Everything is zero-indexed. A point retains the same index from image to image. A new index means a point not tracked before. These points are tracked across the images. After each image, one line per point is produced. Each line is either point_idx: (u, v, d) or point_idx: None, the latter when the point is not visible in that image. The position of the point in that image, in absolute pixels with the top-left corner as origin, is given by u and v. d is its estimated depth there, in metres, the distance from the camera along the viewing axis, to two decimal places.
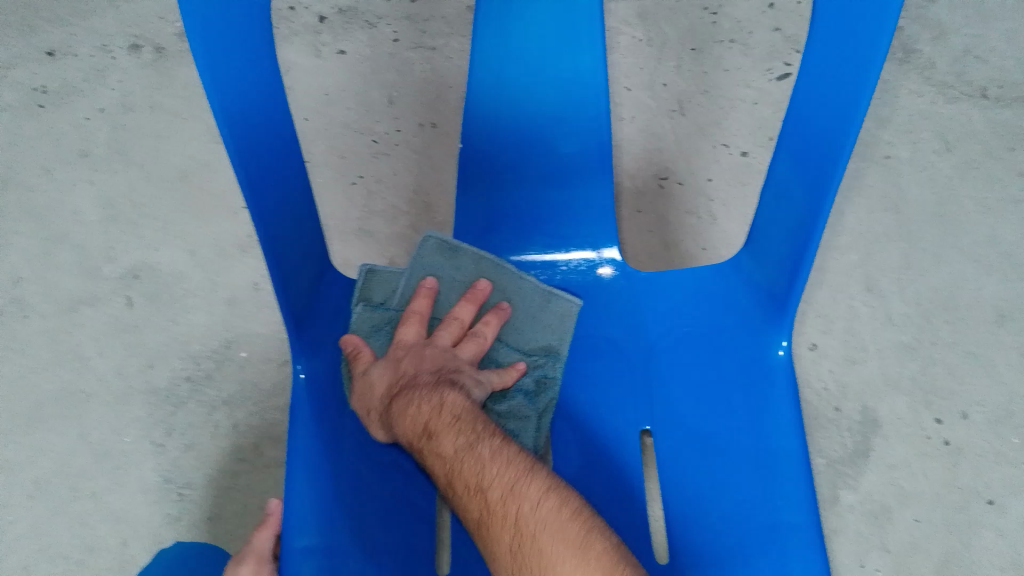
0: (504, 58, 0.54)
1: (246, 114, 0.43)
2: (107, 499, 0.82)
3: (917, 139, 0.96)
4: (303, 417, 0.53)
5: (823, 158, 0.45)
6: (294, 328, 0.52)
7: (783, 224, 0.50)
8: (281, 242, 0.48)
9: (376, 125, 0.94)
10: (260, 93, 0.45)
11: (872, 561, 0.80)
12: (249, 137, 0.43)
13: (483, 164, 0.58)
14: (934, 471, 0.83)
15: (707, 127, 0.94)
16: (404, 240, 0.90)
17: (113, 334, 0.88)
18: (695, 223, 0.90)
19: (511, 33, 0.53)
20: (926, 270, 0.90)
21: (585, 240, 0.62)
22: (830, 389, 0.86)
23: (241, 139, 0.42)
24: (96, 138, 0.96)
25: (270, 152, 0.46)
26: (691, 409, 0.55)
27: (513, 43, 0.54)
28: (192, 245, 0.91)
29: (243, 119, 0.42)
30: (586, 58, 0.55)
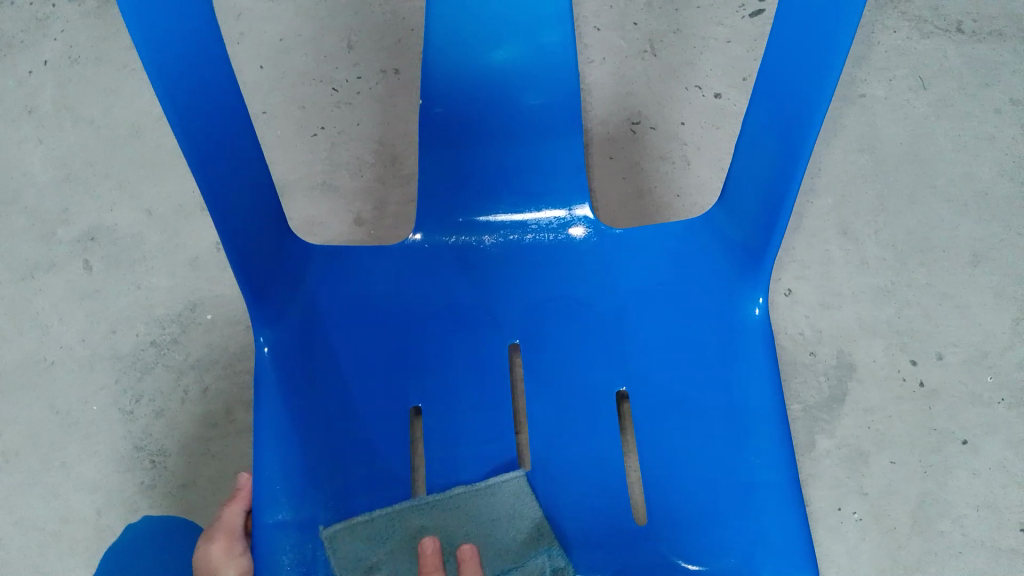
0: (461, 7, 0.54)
1: (191, 73, 0.41)
2: (78, 469, 0.80)
3: (892, 77, 0.93)
4: (268, 389, 0.50)
5: (800, 107, 0.43)
6: (253, 298, 0.48)
7: (758, 177, 0.49)
8: (233, 208, 0.45)
9: (336, 73, 0.91)
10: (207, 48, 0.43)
11: (848, 505, 0.81)
12: (195, 95, 0.41)
13: (447, 121, 0.56)
14: (910, 413, 0.83)
15: (679, 68, 0.91)
16: (371, 196, 0.88)
17: (74, 300, 0.85)
18: (669, 169, 0.88)
19: None
20: (901, 212, 0.89)
21: (556, 198, 0.59)
22: (806, 335, 0.86)
23: (184, 99, 0.40)
24: (41, 94, 0.91)
25: (222, 113, 0.44)
26: (666, 371, 0.53)
27: None
28: (149, 205, 0.88)
29: (187, 78, 0.41)
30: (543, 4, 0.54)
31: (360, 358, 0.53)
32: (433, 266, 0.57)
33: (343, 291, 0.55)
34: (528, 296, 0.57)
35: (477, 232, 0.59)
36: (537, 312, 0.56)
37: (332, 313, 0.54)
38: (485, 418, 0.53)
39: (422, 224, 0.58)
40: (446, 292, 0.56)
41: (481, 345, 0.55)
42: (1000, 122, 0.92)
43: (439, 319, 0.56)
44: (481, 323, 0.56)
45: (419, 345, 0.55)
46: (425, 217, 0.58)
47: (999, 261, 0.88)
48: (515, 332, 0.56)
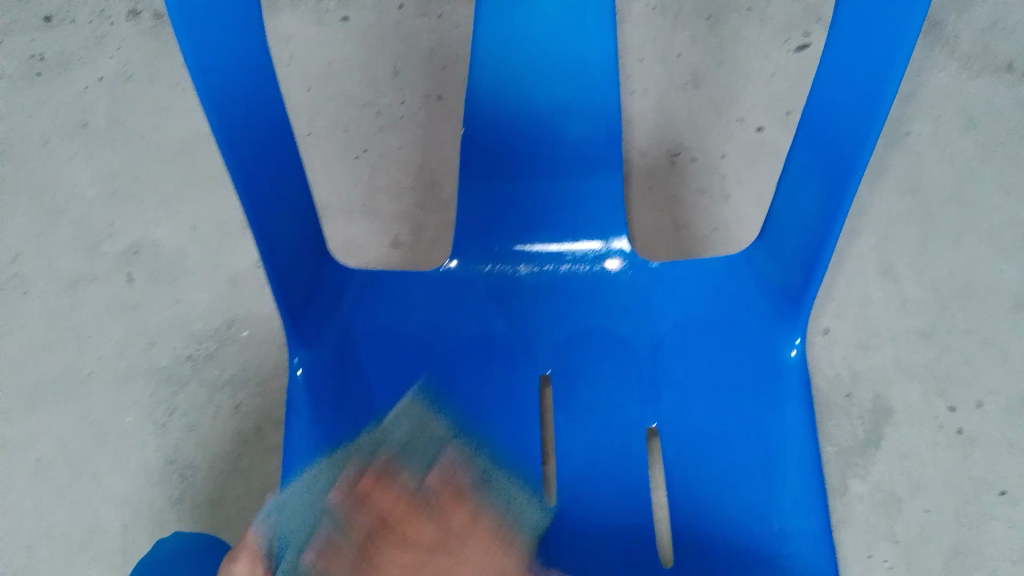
0: (507, 45, 0.54)
1: (240, 104, 0.42)
2: (110, 478, 0.81)
3: (940, 115, 0.92)
4: (298, 416, 0.52)
5: (844, 151, 0.43)
6: (290, 322, 0.50)
7: (797, 219, 0.49)
8: (276, 233, 0.46)
9: (380, 98, 0.93)
10: (256, 80, 0.44)
11: (879, 552, 0.79)
12: (244, 124, 0.42)
13: (490, 152, 0.57)
14: (946, 460, 0.82)
15: (721, 102, 0.91)
16: (409, 220, 0.89)
17: (115, 312, 0.87)
18: (706, 202, 0.88)
19: (515, 21, 0.54)
20: (943, 254, 0.88)
21: (593, 231, 0.60)
22: (842, 376, 0.84)
23: (235, 127, 0.42)
24: (95, 109, 0.94)
25: (270, 141, 0.46)
26: (698, 409, 0.53)
27: (516, 31, 0.54)
28: (193, 222, 0.90)
29: (236, 109, 0.42)
30: (590, 47, 0.54)
31: (394, 382, 0.54)
32: (468, 297, 0.58)
33: (380, 317, 0.56)
34: (562, 329, 0.57)
35: (512, 261, 0.60)
36: (572, 344, 0.57)
37: (366, 339, 0.55)
38: (511, 445, 0.54)
39: (459, 252, 0.59)
40: (482, 321, 0.57)
41: (512, 372, 0.56)
42: None
43: (470, 348, 0.56)
44: (513, 351, 0.57)
45: (453, 372, 0.55)
46: (462, 247, 0.59)
47: None
48: (547, 362, 0.56)
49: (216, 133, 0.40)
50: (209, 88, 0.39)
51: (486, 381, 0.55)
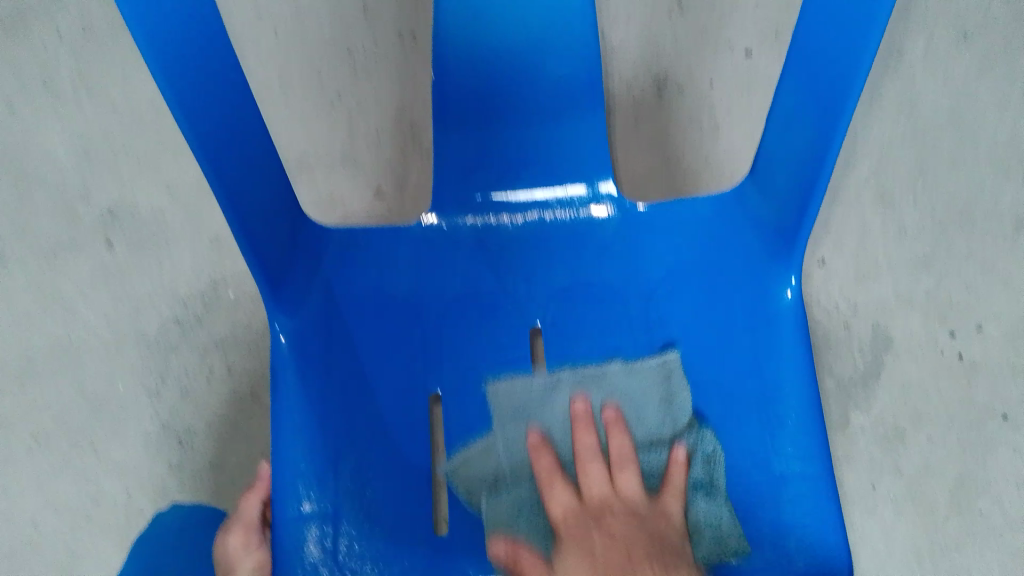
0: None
1: (195, 74, 0.39)
2: (106, 449, 0.80)
3: (933, 34, 0.89)
4: (286, 382, 0.49)
5: (834, 86, 0.41)
6: (268, 287, 0.47)
7: (789, 157, 0.46)
8: (245, 203, 0.43)
9: (352, 40, 0.88)
10: (208, 38, 0.40)
11: (883, 484, 0.78)
12: (203, 92, 0.39)
13: (465, 98, 0.53)
14: (949, 388, 0.81)
15: (710, 28, 0.87)
16: (392, 172, 0.87)
17: (97, 279, 0.85)
18: (698, 136, 0.85)
19: None
20: (941, 178, 0.86)
21: (579, 175, 0.57)
22: (841, 308, 0.83)
23: (192, 97, 0.38)
24: (59, 69, 0.90)
25: (232, 106, 0.42)
26: (692, 357, 0.52)
27: None
28: (170, 182, 0.87)
29: (190, 78, 0.38)
30: None
31: (380, 344, 0.52)
32: (451, 250, 0.55)
33: (361, 276, 0.53)
34: (552, 280, 0.55)
35: (493, 213, 0.57)
36: (562, 296, 0.55)
37: (348, 301, 0.52)
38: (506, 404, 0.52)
39: (439, 208, 0.56)
40: (467, 277, 0.55)
41: (501, 329, 0.54)
42: None
43: (457, 305, 0.54)
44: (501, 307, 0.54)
45: (441, 332, 0.53)
46: (444, 201, 0.56)
47: None
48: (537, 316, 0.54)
49: (172, 109, 0.37)
50: (159, 60, 0.36)
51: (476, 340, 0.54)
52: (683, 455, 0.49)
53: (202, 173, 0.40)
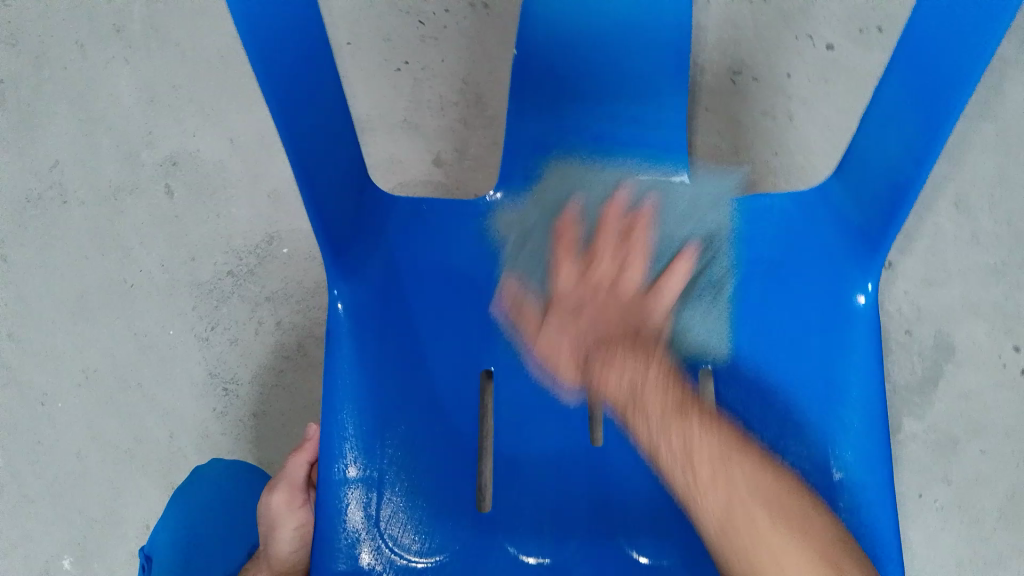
0: None
1: (281, 27, 0.38)
2: (154, 392, 0.82)
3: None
4: (340, 346, 0.49)
5: (942, 99, 0.39)
6: (330, 252, 0.46)
7: (879, 161, 0.44)
8: (317, 169, 0.43)
9: (424, 4, 0.87)
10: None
11: (930, 492, 0.77)
12: (287, 56, 0.39)
13: (544, 71, 0.52)
14: (1007, 403, 0.78)
15: (793, 13, 0.84)
16: (452, 137, 0.86)
17: (155, 224, 0.86)
18: (771, 125, 0.83)
19: None
20: (1022, 185, 0.82)
21: (653, 155, 0.54)
22: (904, 312, 0.80)
23: (277, 63, 0.38)
24: (131, 14, 0.90)
25: (314, 69, 0.42)
26: (756, 352, 0.51)
27: None
28: (232, 134, 0.87)
29: (278, 42, 0.38)
30: None
31: (436, 315, 0.51)
32: (514, 226, 0.54)
33: (422, 245, 0.52)
34: None
35: None
36: None
37: (408, 269, 0.51)
38: None
39: (507, 180, 0.55)
40: None
41: None
42: None
43: None
44: None
45: (496, 307, 0.52)
46: (510, 173, 0.55)
47: None
48: None
49: (258, 75, 0.37)
50: (250, 24, 0.36)
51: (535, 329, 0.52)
52: (692, 249, 0.48)
53: (281, 139, 0.40)
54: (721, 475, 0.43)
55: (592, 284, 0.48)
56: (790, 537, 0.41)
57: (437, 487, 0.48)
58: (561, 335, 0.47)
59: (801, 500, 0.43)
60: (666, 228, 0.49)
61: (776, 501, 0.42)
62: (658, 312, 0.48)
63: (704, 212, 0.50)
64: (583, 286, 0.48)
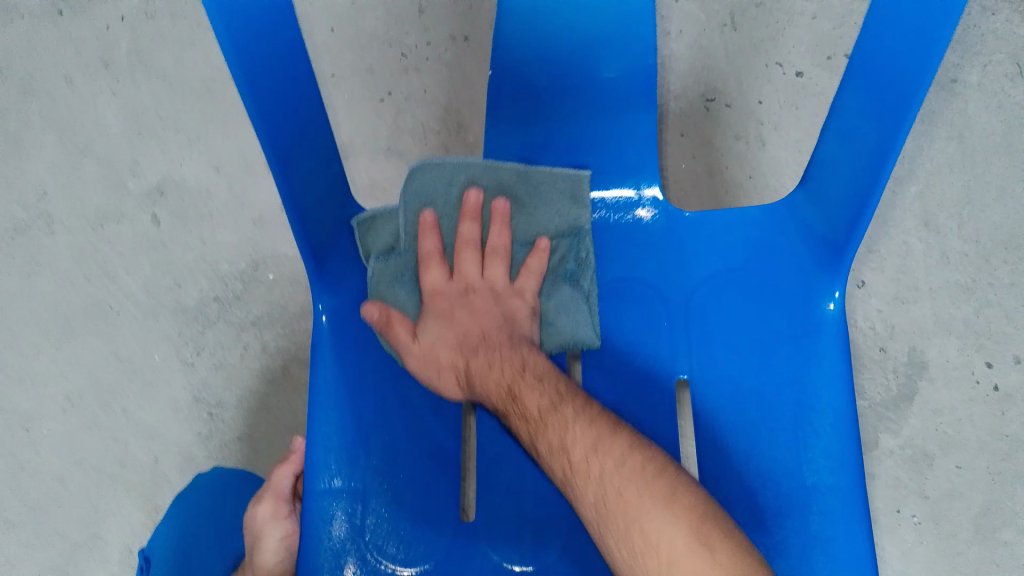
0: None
1: (266, 58, 0.39)
2: (138, 415, 0.83)
3: (988, 62, 0.85)
4: (325, 357, 0.50)
5: (902, 107, 0.40)
6: (315, 267, 0.48)
7: (844, 171, 0.45)
8: (300, 187, 0.44)
9: (406, 37, 0.89)
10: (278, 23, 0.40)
11: (908, 507, 0.80)
12: (275, 79, 0.40)
13: (515, 93, 0.52)
14: (980, 417, 0.80)
15: (761, 44, 0.87)
16: (434, 162, 0.88)
17: (141, 251, 0.87)
18: (743, 149, 0.86)
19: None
20: (988, 206, 0.84)
21: (626, 175, 0.56)
22: (877, 330, 0.83)
23: (262, 86, 0.39)
24: (117, 48, 0.91)
25: (297, 92, 0.43)
26: (728, 359, 0.51)
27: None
28: (216, 161, 0.88)
29: (261, 67, 0.39)
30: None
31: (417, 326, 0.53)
32: None
33: None
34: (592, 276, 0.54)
35: None
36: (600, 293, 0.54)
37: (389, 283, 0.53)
38: None
39: None
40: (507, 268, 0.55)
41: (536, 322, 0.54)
42: None
43: None
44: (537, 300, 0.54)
45: None
46: None
47: None
48: None
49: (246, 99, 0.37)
50: (238, 49, 0.36)
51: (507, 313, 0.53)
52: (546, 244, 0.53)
53: (266, 160, 0.40)
54: (594, 463, 0.44)
55: (460, 282, 0.53)
56: (667, 518, 0.41)
57: (418, 497, 0.49)
58: (434, 335, 0.51)
59: (668, 475, 0.43)
60: (526, 221, 0.53)
61: (644, 475, 0.43)
62: (521, 304, 0.53)
63: (567, 203, 0.53)
64: (446, 290, 0.52)
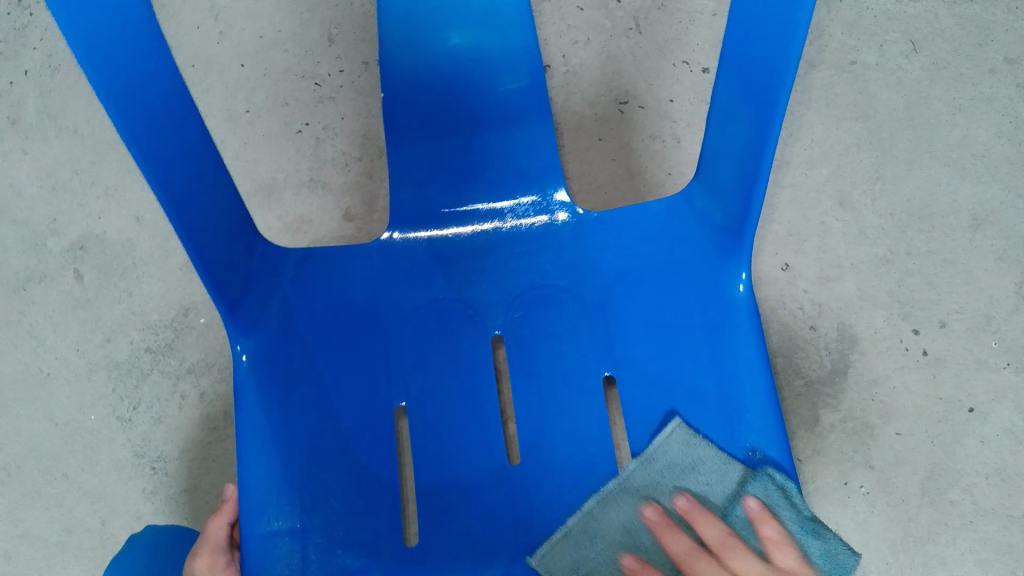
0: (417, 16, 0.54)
1: (148, 104, 0.39)
2: (81, 478, 0.80)
3: (883, 42, 0.93)
4: (249, 400, 0.49)
5: (767, 81, 0.41)
6: (225, 306, 0.47)
7: (730, 154, 0.47)
8: (200, 229, 0.43)
9: (318, 67, 0.91)
10: (157, 75, 0.40)
11: (855, 479, 0.79)
12: (156, 130, 0.40)
13: (413, 113, 0.55)
14: (915, 382, 0.82)
15: (667, 45, 0.90)
16: (360, 191, 0.87)
17: (67, 310, 0.85)
18: (660, 147, 0.87)
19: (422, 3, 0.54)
20: (898, 179, 0.88)
21: (532, 183, 0.57)
22: (806, 309, 0.84)
23: (146, 134, 0.39)
24: (24, 104, 0.92)
25: (185, 139, 0.43)
26: (651, 354, 0.51)
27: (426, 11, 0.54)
28: (138, 211, 0.88)
29: (143, 115, 0.39)
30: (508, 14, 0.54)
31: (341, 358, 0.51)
32: (407, 263, 0.55)
33: (320, 291, 0.53)
34: (511, 286, 0.54)
35: (451, 224, 0.56)
36: (519, 302, 0.54)
37: (306, 318, 0.52)
38: (466, 411, 0.51)
39: (396, 220, 0.56)
40: (425, 288, 0.54)
41: (460, 340, 0.53)
42: (995, 81, 0.91)
43: (417, 317, 0.53)
44: (459, 316, 0.53)
45: (401, 345, 0.52)
46: (400, 214, 0.56)
47: (1000, 224, 0.87)
48: (496, 323, 0.53)
49: (131, 148, 0.38)
50: (117, 105, 0.37)
51: (446, 368, 0.52)
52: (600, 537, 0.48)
53: (157, 207, 0.40)
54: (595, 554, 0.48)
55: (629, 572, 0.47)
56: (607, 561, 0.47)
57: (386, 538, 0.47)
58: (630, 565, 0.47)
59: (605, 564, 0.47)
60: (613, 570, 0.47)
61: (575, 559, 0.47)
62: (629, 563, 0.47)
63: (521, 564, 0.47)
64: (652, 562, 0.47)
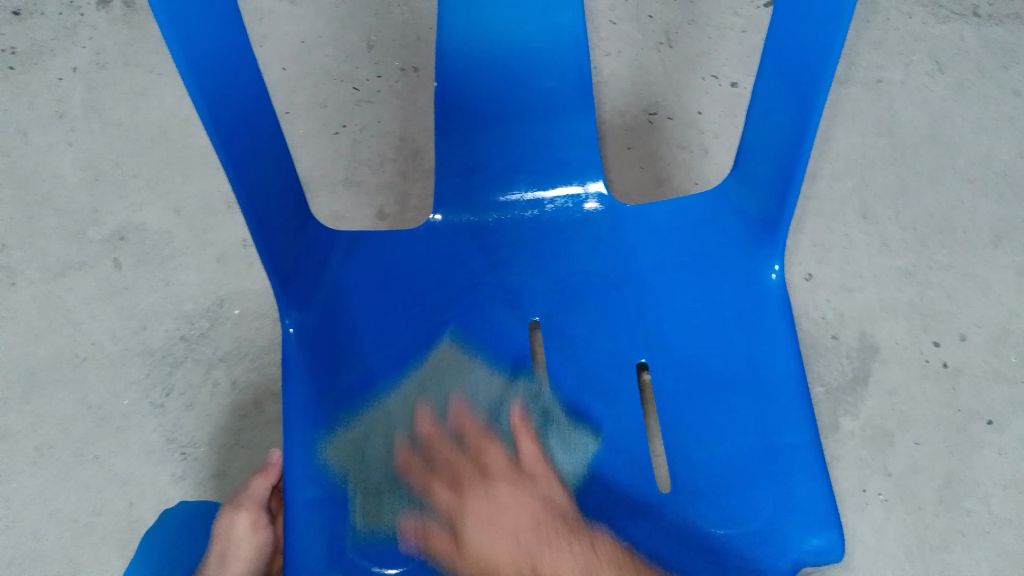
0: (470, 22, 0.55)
1: (221, 79, 0.41)
2: (112, 462, 0.81)
3: (909, 61, 0.96)
4: (296, 373, 0.51)
5: (807, 78, 0.43)
6: (281, 281, 0.49)
7: (766, 151, 0.49)
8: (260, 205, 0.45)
9: (356, 72, 0.94)
10: (233, 53, 0.43)
11: (873, 485, 0.78)
12: (228, 104, 0.42)
13: (462, 106, 0.57)
14: (934, 393, 0.82)
15: (696, 58, 0.93)
16: (393, 190, 0.88)
17: (104, 297, 0.87)
18: (688, 156, 0.88)
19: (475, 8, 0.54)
20: (920, 193, 0.90)
21: (571, 173, 0.60)
22: (828, 318, 0.85)
23: (218, 108, 0.41)
24: (70, 98, 0.96)
25: (253, 117, 0.45)
26: (683, 345, 0.53)
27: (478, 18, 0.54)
28: (177, 204, 0.90)
29: (218, 90, 0.41)
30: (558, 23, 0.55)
31: (387, 338, 0.54)
32: (451, 249, 0.57)
33: (367, 274, 0.55)
34: (548, 275, 0.57)
35: (492, 212, 0.59)
36: (555, 291, 0.56)
37: (355, 300, 0.54)
38: (504, 393, 0.53)
39: (441, 204, 0.59)
40: (467, 274, 0.57)
41: (499, 324, 0.55)
42: (1018, 102, 0.94)
43: (460, 300, 0.55)
44: (499, 302, 0.56)
45: (444, 323, 0.55)
46: (444, 198, 0.59)
47: (1019, 242, 0.88)
48: (534, 310, 0.56)
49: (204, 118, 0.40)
50: (195, 74, 0.39)
51: (487, 353, 0.54)
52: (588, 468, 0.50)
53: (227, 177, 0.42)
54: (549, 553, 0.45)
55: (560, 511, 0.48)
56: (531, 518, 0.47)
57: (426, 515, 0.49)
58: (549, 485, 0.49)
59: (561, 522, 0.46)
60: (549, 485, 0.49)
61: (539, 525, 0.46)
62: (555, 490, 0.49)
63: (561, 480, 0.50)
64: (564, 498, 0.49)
